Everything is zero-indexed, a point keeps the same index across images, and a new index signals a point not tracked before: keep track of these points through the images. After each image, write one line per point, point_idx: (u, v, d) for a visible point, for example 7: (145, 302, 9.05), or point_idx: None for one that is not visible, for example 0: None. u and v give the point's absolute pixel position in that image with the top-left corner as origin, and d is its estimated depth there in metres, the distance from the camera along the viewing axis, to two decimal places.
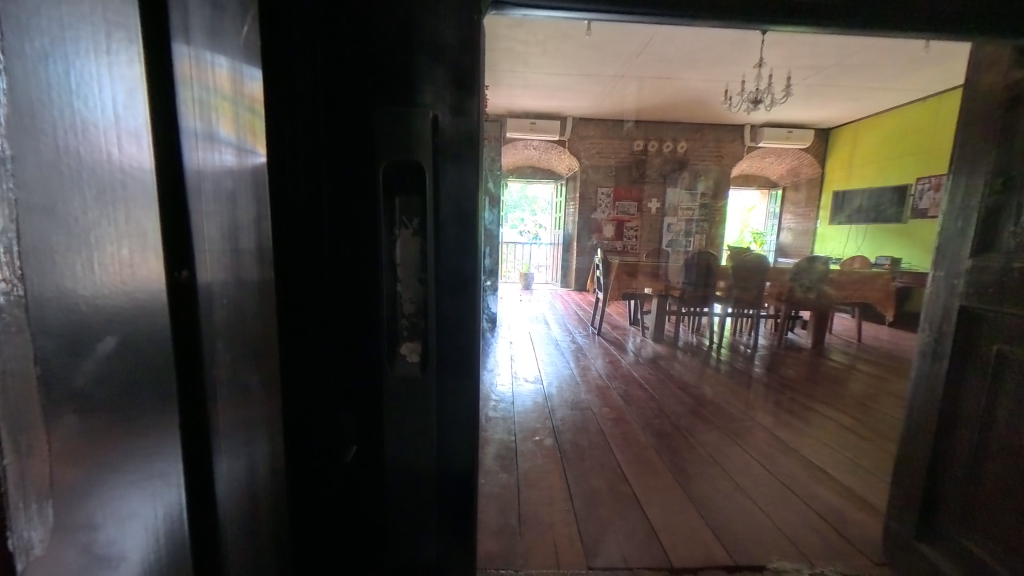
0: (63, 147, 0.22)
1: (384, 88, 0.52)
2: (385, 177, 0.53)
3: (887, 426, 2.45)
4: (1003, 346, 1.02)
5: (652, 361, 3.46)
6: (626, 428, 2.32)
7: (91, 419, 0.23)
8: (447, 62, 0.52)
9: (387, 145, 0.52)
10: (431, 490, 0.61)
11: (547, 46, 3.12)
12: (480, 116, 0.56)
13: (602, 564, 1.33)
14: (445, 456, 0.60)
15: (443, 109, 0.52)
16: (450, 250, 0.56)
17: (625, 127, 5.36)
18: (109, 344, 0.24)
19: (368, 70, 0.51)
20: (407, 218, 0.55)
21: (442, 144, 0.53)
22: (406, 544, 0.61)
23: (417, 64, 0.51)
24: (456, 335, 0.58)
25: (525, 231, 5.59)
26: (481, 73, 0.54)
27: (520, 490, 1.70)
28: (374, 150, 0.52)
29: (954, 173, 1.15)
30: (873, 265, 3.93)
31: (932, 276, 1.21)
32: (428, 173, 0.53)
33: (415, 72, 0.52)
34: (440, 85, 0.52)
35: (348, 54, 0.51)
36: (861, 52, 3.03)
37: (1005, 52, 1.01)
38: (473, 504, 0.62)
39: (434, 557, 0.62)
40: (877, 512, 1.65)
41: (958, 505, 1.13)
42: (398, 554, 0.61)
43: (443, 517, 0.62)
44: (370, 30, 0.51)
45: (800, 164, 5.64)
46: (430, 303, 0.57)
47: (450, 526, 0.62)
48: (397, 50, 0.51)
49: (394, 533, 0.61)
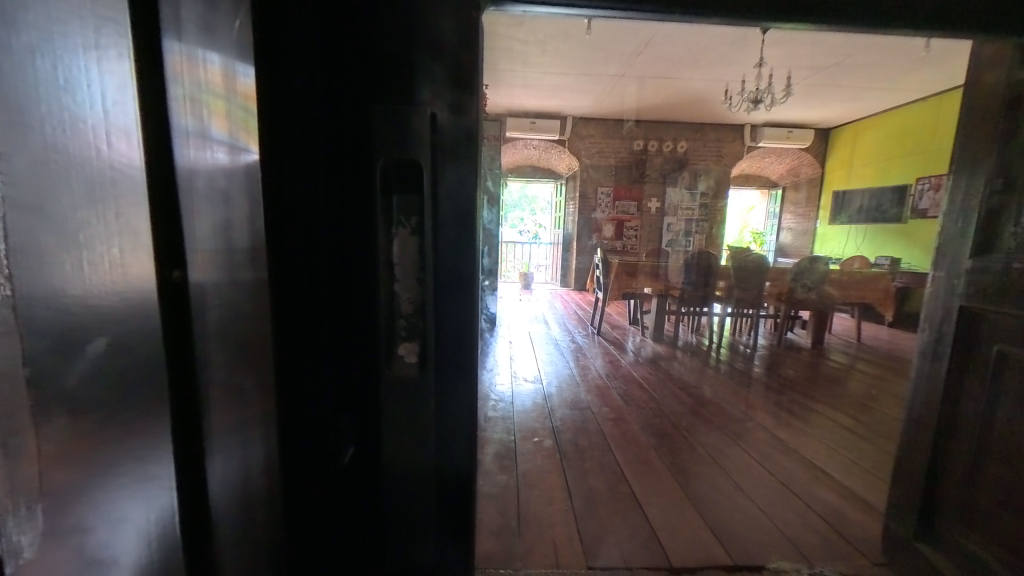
0: (51, 144, 0.22)
1: (383, 86, 0.51)
2: (383, 175, 0.53)
3: (888, 427, 2.45)
4: (1005, 347, 1.02)
5: (652, 361, 3.46)
6: (626, 427, 2.33)
7: (79, 418, 0.23)
8: (445, 60, 0.51)
9: (385, 143, 0.52)
10: (430, 490, 0.60)
11: (547, 44, 3.11)
12: (479, 114, 0.55)
13: (603, 564, 1.33)
14: (443, 460, 0.60)
15: (441, 106, 0.52)
16: (447, 251, 0.56)
17: (625, 127, 5.36)
18: (97, 345, 0.23)
19: (364, 66, 0.51)
20: (405, 218, 0.54)
21: (440, 144, 0.53)
22: (406, 545, 0.61)
23: (415, 62, 0.51)
24: (456, 334, 0.58)
25: (525, 232, 5.56)
26: (480, 71, 0.54)
27: (521, 491, 1.69)
28: (372, 148, 0.52)
29: (956, 172, 1.14)
30: (874, 266, 3.94)
31: (932, 276, 1.21)
32: (426, 172, 0.53)
33: (413, 70, 0.51)
34: (439, 83, 0.52)
35: (346, 50, 0.50)
36: (862, 52, 3.02)
37: (1004, 51, 1.01)
38: (471, 508, 0.62)
39: (433, 558, 0.62)
40: (876, 512, 1.65)
41: (958, 505, 1.13)
42: (396, 558, 0.61)
43: (443, 518, 0.62)
44: (370, 28, 0.50)
45: (800, 163, 5.65)
46: (429, 304, 0.56)
47: (450, 527, 0.62)
48: (395, 47, 0.51)
49: (393, 535, 0.60)
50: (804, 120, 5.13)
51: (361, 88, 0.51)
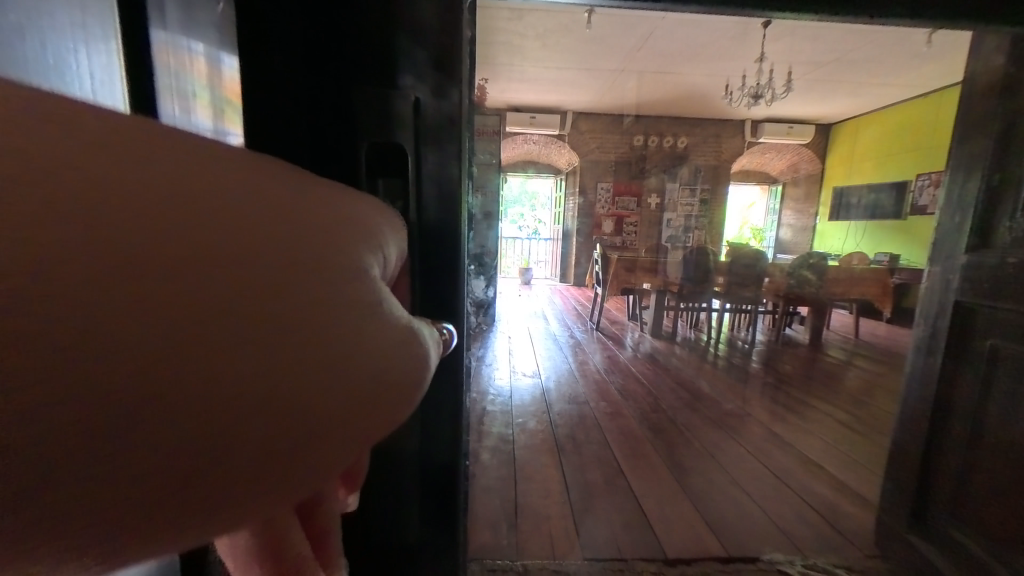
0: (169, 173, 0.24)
1: (365, 69, 0.51)
2: (367, 160, 0.53)
3: (882, 422, 2.47)
4: (997, 342, 1.03)
5: (650, 357, 3.48)
6: (623, 421, 2.35)
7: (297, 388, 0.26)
8: (428, 44, 0.51)
9: (369, 128, 0.52)
10: (414, 473, 0.61)
11: (547, 38, 3.09)
12: (463, 99, 0.55)
13: (596, 555, 1.35)
14: (427, 447, 0.61)
15: (424, 92, 0.52)
16: (430, 237, 0.56)
17: (625, 122, 5.33)
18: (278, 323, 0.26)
19: (342, 47, 0.50)
20: (388, 200, 0.54)
21: (421, 128, 0.53)
22: (392, 524, 0.62)
23: (395, 47, 0.51)
24: (440, 318, 0.58)
25: (525, 227, 5.58)
26: (464, 56, 0.53)
27: (518, 483, 1.71)
28: (355, 132, 0.52)
29: (953, 168, 1.15)
30: (873, 262, 3.95)
31: (927, 271, 1.22)
32: (410, 157, 0.53)
33: (394, 54, 0.51)
34: (421, 68, 0.51)
35: (324, 33, 0.49)
36: (862, 48, 3.01)
37: (1000, 46, 1.00)
38: (457, 493, 0.64)
39: (419, 539, 0.63)
40: (868, 505, 1.67)
41: (950, 497, 1.14)
42: (381, 535, 0.62)
43: (427, 501, 0.62)
44: (346, 10, 0.49)
45: (800, 159, 5.63)
46: (415, 289, 0.57)
47: (434, 510, 0.63)
48: (375, 30, 0.50)
49: (379, 515, 0.61)
50: (804, 115, 5.11)
51: (343, 70, 0.50)
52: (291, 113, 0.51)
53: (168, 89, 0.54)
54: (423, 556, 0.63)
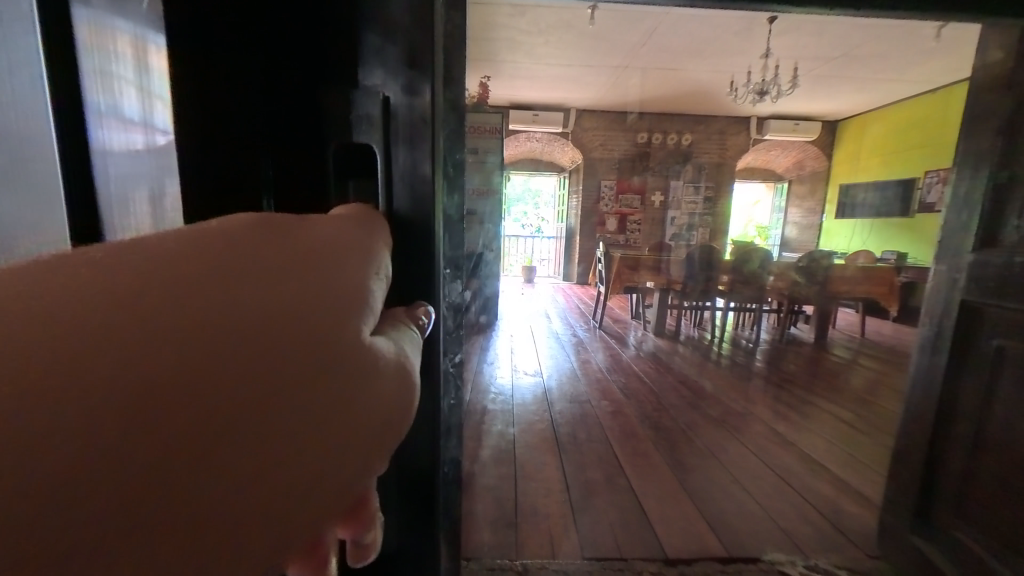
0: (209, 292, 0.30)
1: (332, 66, 0.48)
2: (336, 161, 0.50)
3: (886, 422, 2.44)
4: (1003, 342, 1.02)
5: (653, 355, 3.47)
6: (624, 420, 2.34)
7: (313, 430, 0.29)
8: (401, 40, 0.48)
9: (337, 128, 0.49)
10: (392, 478, 0.61)
11: (549, 35, 3.08)
12: (439, 98, 0.52)
13: (594, 554, 1.34)
14: (410, 450, 0.61)
15: (393, 88, 0.49)
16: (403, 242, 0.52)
17: (629, 118, 5.28)
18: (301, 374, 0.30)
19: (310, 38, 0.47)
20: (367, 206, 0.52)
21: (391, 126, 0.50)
22: None
23: (360, 39, 0.47)
24: None
25: (527, 225, 6.02)
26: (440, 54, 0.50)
27: (518, 482, 1.71)
28: (323, 134, 0.49)
29: (960, 166, 1.12)
30: (879, 261, 3.91)
31: (933, 271, 1.20)
32: (379, 157, 0.50)
33: (362, 49, 0.47)
34: (391, 64, 0.48)
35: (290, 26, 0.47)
36: (870, 43, 2.96)
37: (1008, 41, 0.99)
38: (439, 496, 0.63)
39: (398, 544, 0.63)
40: (872, 505, 1.66)
41: (954, 499, 1.13)
42: None
43: (407, 503, 0.62)
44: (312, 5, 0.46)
45: (806, 156, 5.56)
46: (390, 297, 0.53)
47: (414, 513, 0.62)
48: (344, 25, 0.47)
49: None
50: (811, 112, 5.05)
51: (308, 68, 0.48)
52: (253, 109, 0.48)
53: (97, 71, 0.49)
54: (408, 560, 0.63)
